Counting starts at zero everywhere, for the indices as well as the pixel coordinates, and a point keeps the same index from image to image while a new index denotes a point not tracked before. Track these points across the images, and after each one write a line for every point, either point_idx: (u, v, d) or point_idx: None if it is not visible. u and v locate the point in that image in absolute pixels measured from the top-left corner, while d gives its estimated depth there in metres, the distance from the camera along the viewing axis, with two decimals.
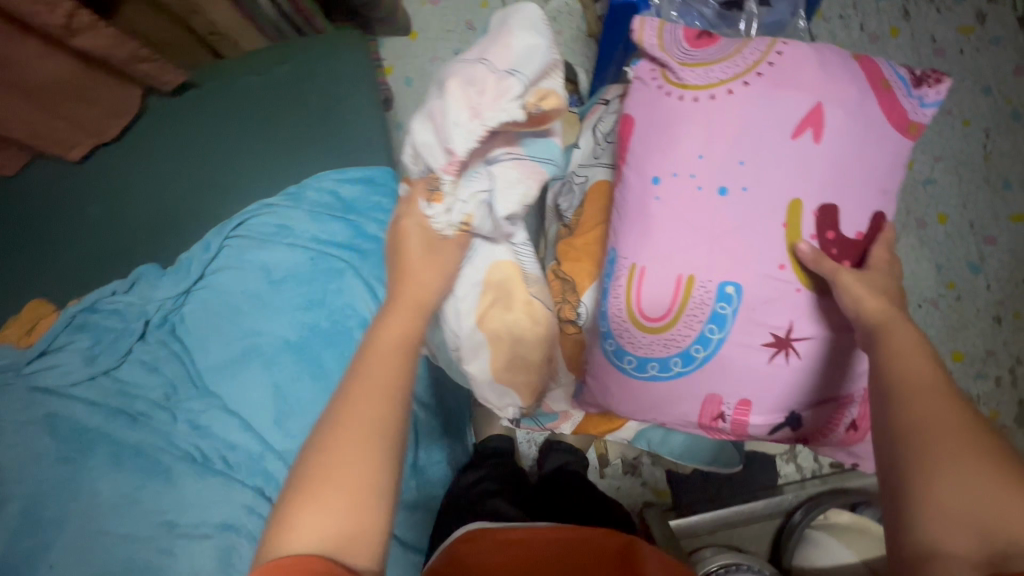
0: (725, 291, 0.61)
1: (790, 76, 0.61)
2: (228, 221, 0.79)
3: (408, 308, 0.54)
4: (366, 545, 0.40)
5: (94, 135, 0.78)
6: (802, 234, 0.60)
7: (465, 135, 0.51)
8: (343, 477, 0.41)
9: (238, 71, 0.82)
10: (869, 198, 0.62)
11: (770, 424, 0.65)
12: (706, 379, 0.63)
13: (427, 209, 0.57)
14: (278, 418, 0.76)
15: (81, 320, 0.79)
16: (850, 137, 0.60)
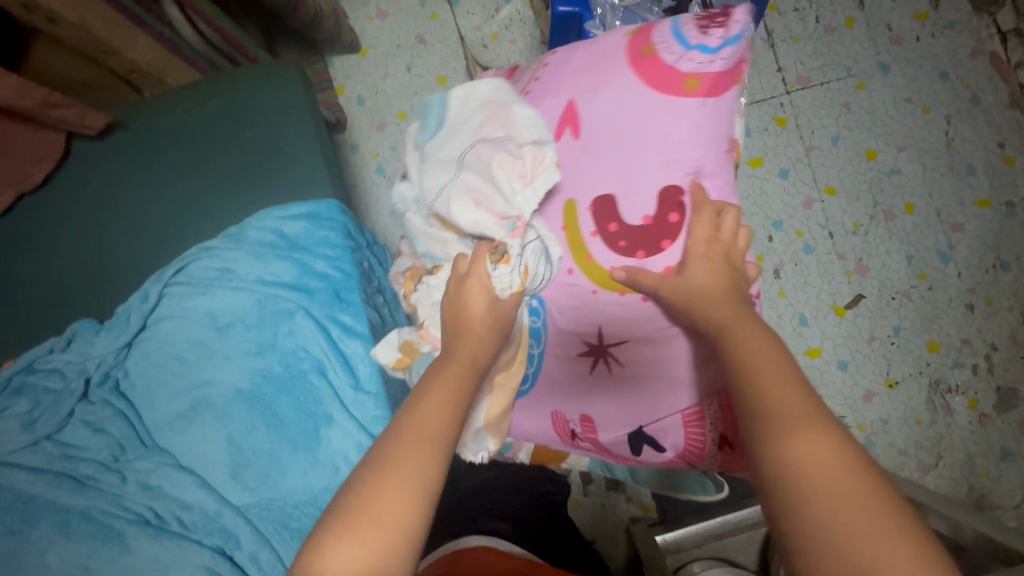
0: (534, 306, 0.75)
1: (551, 80, 0.71)
2: (167, 268, 0.75)
3: (462, 363, 0.53)
4: None
5: (15, 184, 0.74)
6: (581, 234, 0.70)
7: (525, 203, 0.56)
8: (389, 521, 0.40)
9: (168, 107, 0.78)
10: (649, 176, 0.67)
11: (622, 440, 0.77)
12: (548, 400, 0.79)
13: (493, 269, 0.57)
14: (235, 471, 0.72)
15: (18, 383, 0.74)
16: (606, 123, 0.68)
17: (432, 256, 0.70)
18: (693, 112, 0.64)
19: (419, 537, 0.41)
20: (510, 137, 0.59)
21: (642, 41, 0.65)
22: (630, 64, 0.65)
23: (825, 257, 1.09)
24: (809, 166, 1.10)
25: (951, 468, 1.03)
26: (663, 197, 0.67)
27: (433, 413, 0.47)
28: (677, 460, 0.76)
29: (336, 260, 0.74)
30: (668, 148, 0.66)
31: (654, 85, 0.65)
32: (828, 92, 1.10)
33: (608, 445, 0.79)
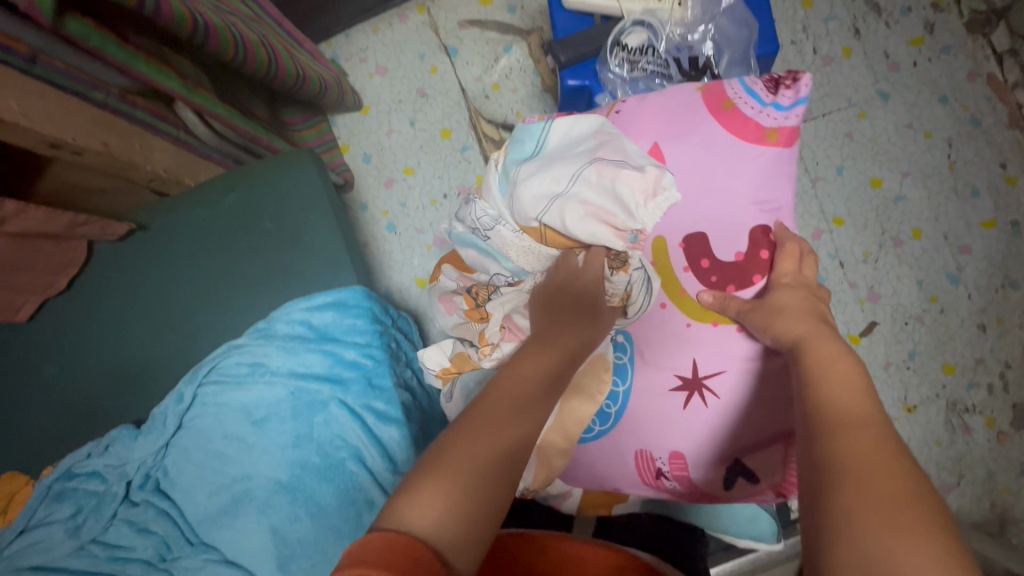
0: (619, 341, 0.75)
1: (631, 124, 0.73)
2: (200, 366, 0.76)
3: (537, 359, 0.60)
4: (467, 547, 0.41)
5: (42, 292, 0.74)
6: (672, 268, 0.72)
7: (652, 214, 0.58)
8: (470, 479, 0.45)
9: (186, 205, 0.79)
10: (737, 216, 0.71)
11: (716, 474, 0.71)
12: (633, 436, 0.73)
13: (610, 275, 0.64)
14: (280, 563, 0.71)
15: (58, 489, 0.75)
16: (696, 166, 0.71)
17: (513, 271, 0.72)
18: (776, 159, 0.71)
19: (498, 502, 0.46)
20: (621, 158, 0.61)
21: (718, 96, 0.71)
22: (714, 114, 0.70)
23: (837, 285, 1.10)
24: (815, 198, 1.12)
25: (973, 487, 1.04)
26: (753, 235, 0.71)
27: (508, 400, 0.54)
28: (769, 494, 0.71)
29: (365, 347, 0.76)
30: (753, 190, 0.71)
31: (739, 133, 0.70)
32: (829, 123, 1.12)
33: (699, 482, 0.72)
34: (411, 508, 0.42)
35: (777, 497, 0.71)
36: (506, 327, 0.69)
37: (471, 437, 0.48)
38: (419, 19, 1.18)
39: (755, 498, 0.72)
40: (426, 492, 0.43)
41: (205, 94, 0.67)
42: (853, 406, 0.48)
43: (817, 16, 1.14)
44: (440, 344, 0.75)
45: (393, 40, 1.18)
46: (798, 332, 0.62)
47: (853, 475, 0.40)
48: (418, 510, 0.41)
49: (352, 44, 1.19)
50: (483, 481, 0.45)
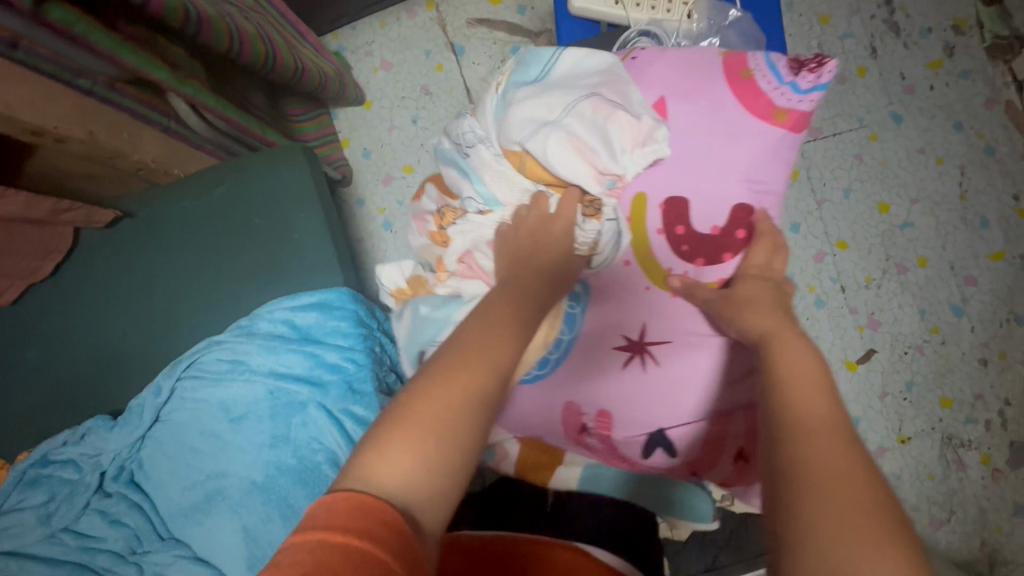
0: (574, 293, 0.73)
1: (642, 73, 0.66)
2: (180, 360, 0.75)
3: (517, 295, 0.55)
4: (433, 500, 0.39)
5: (25, 277, 0.74)
6: (646, 229, 0.71)
7: (635, 164, 0.63)
8: (441, 432, 0.41)
9: (175, 197, 0.78)
10: (725, 191, 0.68)
11: (640, 440, 0.72)
12: (572, 387, 0.73)
13: (582, 221, 0.66)
14: (251, 564, 0.70)
15: (33, 475, 0.74)
16: (695, 134, 0.66)
17: (485, 198, 0.70)
18: (778, 146, 0.65)
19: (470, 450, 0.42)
20: (621, 101, 0.62)
21: (738, 63, 0.63)
22: (727, 81, 0.64)
23: (837, 310, 1.08)
24: (820, 219, 1.09)
25: (964, 524, 1.01)
26: (734, 214, 0.68)
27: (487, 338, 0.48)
28: (683, 470, 0.73)
29: (348, 350, 0.75)
30: (747, 169, 0.67)
31: (746, 107, 0.64)
32: (839, 144, 1.10)
33: (622, 446, 0.73)
34: (381, 467, 0.38)
35: (691, 475, 0.74)
36: (467, 262, 0.71)
37: (443, 384, 0.43)
38: (427, 15, 1.16)
39: (669, 470, 0.74)
40: (395, 451, 0.39)
41: (198, 86, 0.66)
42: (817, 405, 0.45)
43: (834, 32, 1.11)
44: (400, 263, 0.79)
45: (400, 35, 1.17)
46: (766, 323, 0.58)
47: (816, 481, 0.37)
48: (389, 468, 0.39)
49: (358, 37, 1.18)
50: (458, 436, 0.41)
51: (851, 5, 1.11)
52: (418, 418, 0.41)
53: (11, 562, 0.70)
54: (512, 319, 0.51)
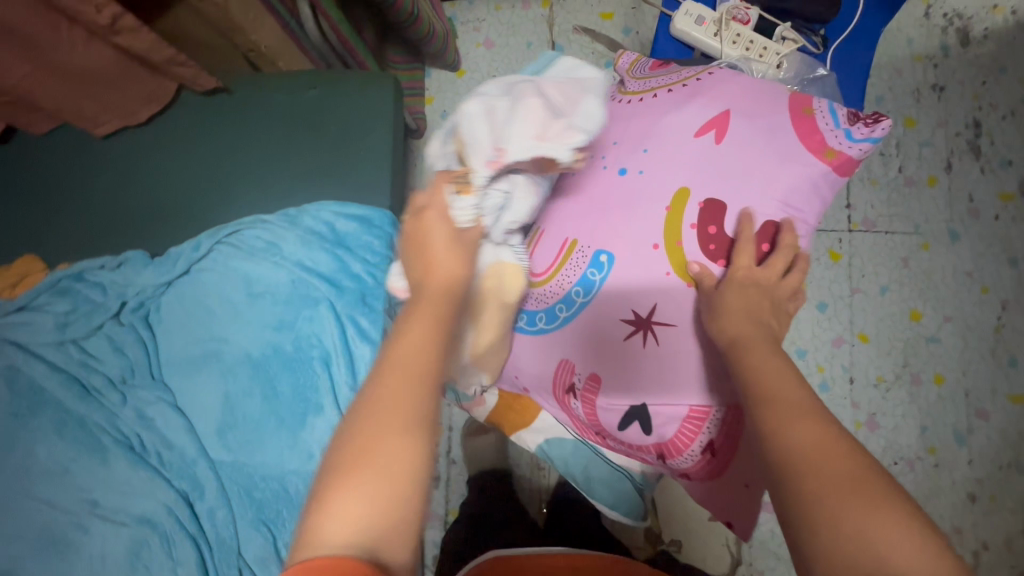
0: (598, 259, 0.68)
1: (713, 86, 0.70)
2: (225, 226, 0.81)
3: (431, 301, 0.51)
4: (401, 538, 0.41)
5: (122, 115, 0.81)
6: (680, 222, 0.66)
7: (519, 149, 0.57)
8: (384, 475, 0.42)
9: (269, 87, 0.85)
10: (763, 204, 0.65)
11: (617, 411, 0.67)
12: (565, 343, 0.70)
13: (455, 198, 0.55)
14: (221, 428, 0.78)
15: (65, 286, 0.81)
16: (749, 145, 0.66)
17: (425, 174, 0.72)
18: (819, 184, 0.66)
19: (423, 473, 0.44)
20: (562, 105, 0.60)
21: (802, 102, 0.67)
22: (789, 111, 0.66)
23: (839, 398, 1.07)
24: (849, 307, 1.09)
25: None
26: (764, 227, 0.65)
27: (410, 347, 0.47)
28: (650, 452, 0.68)
29: (372, 266, 0.80)
30: (787, 190, 0.65)
31: (801, 138, 0.65)
32: (888, 242, 1.10)
33: (600, 413, 0.69)
34: (327, 526, 0.40)
35: (658, 459, 0.69)
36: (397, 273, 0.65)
37: (375, 418, 0.44)
38: (540, 11, 1.24)
39: (636, 449, 0.69)
40: (350, 508, 0.40)
41: None
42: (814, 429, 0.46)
43: (915, 137, 1.13)
44: None
45: (510, 21, 1.24)
46: (749, 316, 0.59)
47: (817, 465, 0.44)
48: (341, 526, 0.40)
49: (470, 11, 1.25)
50: (405, 467, 0.42)
51: (940, 117, 1.13)
52: (352, 467, 0.42)
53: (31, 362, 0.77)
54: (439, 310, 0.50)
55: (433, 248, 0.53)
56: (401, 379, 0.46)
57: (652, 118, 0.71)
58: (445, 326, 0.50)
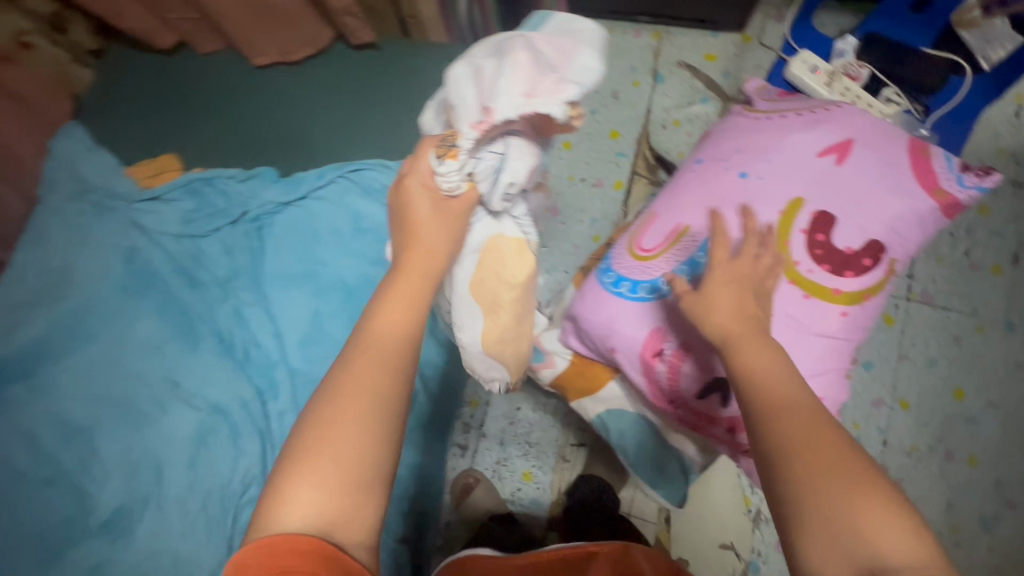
0: (707, 246, 0.73)
1: (837, 117, 0.76)
2: (349, 163, 0.90)
3: (413, 276, 0.63)
4: (352, 521, 0.50)
5: (282, 52, 0.93)
6: (792, 225, 0.70)
7: (509, 107, 0.60)
8: (334, 467, 0.50)
9: (409, 51, 0.95)
10: (872, 225, 0.70)
11: (702, 379, 0.71)
12: (664, 313, 0.73)
13: (439, 164, 0.63)
14: (304, 340, 0.84)
15: (196, 187, 0.91)
16: (868, 172, 0.71)
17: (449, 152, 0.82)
18: (923, 219, 0.71)
19: (373, 458, 0.52)
20: (551, 63, 0.62)
21: (921, 145, 0.73)
22: (910, 151, 0.72)
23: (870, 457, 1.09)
24: (893, 372, 1.12)
25: None
26: (871, 244, 0.70)
27: (379, 338, 0.57)
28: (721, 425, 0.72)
29: None
30: (895, 219, 0.71)
31: (916, 175, 0.71)
32: (944, 318, 1.13)
33: (683, 380, 0.72)
34: (283, 509, 0.49)
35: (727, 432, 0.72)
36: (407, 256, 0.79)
37: (329, 417, 0.53)
38: (649, 41, 1.32)
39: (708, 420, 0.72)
40: (301, 498, 0.49)
41: None
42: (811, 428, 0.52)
43: (988, 225, 1.16)
44: None
45: (619, 45, 1.33)
46: None
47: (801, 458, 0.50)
48: (295, 513, 0.48)
49: None
50: (352, 460, 0.51)
51: (1015, 211, 1.17)
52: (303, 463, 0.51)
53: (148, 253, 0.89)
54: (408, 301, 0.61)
55: (417, 219, 0.64)
56: (359, 391, 0.54)
57: (777, 135, 0.77)
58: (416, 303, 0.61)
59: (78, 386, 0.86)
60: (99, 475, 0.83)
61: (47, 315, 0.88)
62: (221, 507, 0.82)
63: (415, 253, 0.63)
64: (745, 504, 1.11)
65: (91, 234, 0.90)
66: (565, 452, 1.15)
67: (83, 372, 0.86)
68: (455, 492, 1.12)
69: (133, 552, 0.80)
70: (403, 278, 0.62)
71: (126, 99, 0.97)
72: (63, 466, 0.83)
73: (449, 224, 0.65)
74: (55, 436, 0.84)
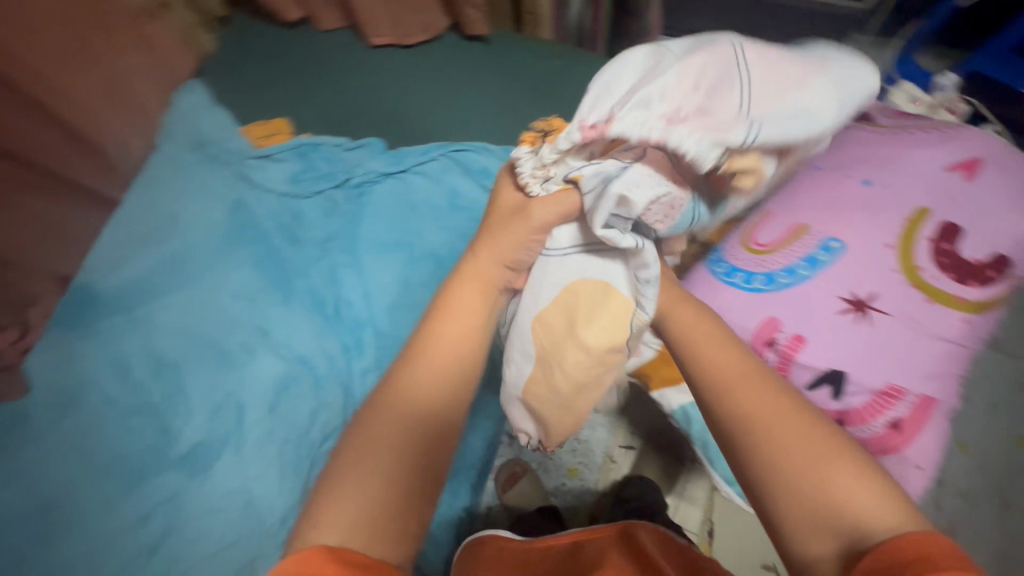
0: (829, 244, 0.71)
1: (964, 138, 0.76)
2: (452, 143, 0.94)
3: (473, 289, 0.66)
4: (388, 537, 0.50)
5: (398, 33, 0.98)
6: (917, 232, 0.69)
7: (646, 123, 0.55)
8: (372, 482, 0.52)
9: (517, 46, 0.99)
10: (1007, 236, 0.67)
11: (812, 372, 0.68)
12: (780, 302, 0.71)
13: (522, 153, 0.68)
14: (392, 304, 0.88)
15: (305, 150, 0.96)
16: (1000, 188, 0.70)
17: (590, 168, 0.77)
18: None
19: (410, 473, 0.54)
20: (734, 96, 0.55)
21: None
22: None
23: None
24: None
25: None
26: (1002, 258, 0.66)
27: (433, 356, 0.61)
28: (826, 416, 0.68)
29: None
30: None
31: None
32: None
33: (790, 374, 0.69)
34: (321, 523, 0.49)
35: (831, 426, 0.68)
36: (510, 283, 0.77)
37: (368, 434, 0.55)
38: None
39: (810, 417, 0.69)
40: (337, 515, 0.50)
41: None
42: (759, 405, 0.55)
43: None
44: None
45: None
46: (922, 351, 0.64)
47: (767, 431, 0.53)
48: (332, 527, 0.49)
49: None
50: (387, 473, 0.52)
51: None
52: (342, 480, 0.52)
53: (237, 220, 0.93)
54: (463, 327, 0.64)
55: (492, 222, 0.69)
56: (398, 409, 0.57)
57: (902, 147, 0.76)
58: (473, 319, 0.65)
59: (173, 323, 0.90)
60: (182, 412, 0.85)
61: (154, 252, 0.93)
62: (297, 454, 0.86)
63: (467, 279, 0.67)
64: None
65: (202, 182, 0.95)
66: (613, 452, 1.16)
67: (180, 311, 0.90)
68: (502, 479, 1.11)
69: (210, 488, 0.83)
70: (456, 294, 0.65)
71: (250, 65, 1.04)
72: (151, 398, 0.86)
73: (513, 236, 0.65)
74: (146, 368, 0.87)
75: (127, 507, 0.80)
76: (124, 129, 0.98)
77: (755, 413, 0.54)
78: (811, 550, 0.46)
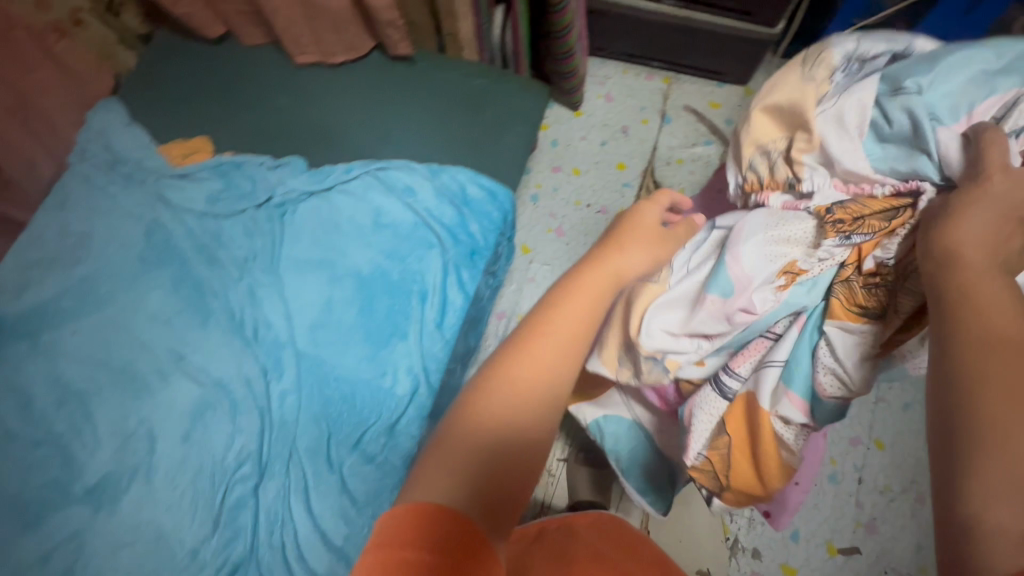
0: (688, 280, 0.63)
1: None
2: (376, 161, 0.94)
3: (606, 274, 0.50)
4: (501, 522, 0.36)
5: (322, 53, 0.99)
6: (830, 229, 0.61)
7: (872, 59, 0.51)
8: (494, 446, 0.38)
9: (442, 64, 1.00)
10: None
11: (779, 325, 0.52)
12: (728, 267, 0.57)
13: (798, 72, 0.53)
14: (314, 324, 0.86)
15: (225, 169, 0.95)
16: None
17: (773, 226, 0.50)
18: None
19: (541, 446, 0.41)
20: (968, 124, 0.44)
21: None
22: None
23: (843, 494, 1.08)
24: (871, 413, 1.12)
25: None
26: None
27: (562, 323, 0.46)
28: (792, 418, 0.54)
29: (486, 230, 0.91)
30: None
31: None
32: None
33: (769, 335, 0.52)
34: (424, 485, 0.36)
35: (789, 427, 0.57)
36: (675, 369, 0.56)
37: (486, 396, 0.41)
38: (659, 85, 1.41)
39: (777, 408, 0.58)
40: (440, 477, 0.36)
41: None
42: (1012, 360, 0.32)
43: None
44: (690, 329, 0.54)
45: (632, 85, 1.41)
46: None
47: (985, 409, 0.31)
48: (438, 482, 0.36)
49: (601, 68, 1.43)
50: (513, 447, 0.39)
51: None
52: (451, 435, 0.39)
53: (152, 242, 0.91)
54: (600, 296, 0.49)
55: (642, 221, 0.55)
56: (523, 376, 0.42)
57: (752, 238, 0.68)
58: (599, 304, 0.48)
59: (80, 350, 0.86)
60: (88, 443, 0.81)
61: (63, 277, 0.89)
62: (209, 484, 0.79)
63: (601, 266, 0.51)
64: (724, 531, 1.08)
65: (116, 201, 0.92)
66: (551, 465, 1.11)
67: (90, 337, 0.86)
68: None
69: (116, 525, 0.77)
70: (581, 271, 0.51)
71: (165, 84, 1.02)
72: (54, 431, 0.82)
73: (655, 247, 0.54)
74: (50, 399, 0.83)
75: (24, 548, 0.76)
76: (32, 148, 0.95)
77: (990, 369, 0.32)
78: (986, 526, 0.29)
